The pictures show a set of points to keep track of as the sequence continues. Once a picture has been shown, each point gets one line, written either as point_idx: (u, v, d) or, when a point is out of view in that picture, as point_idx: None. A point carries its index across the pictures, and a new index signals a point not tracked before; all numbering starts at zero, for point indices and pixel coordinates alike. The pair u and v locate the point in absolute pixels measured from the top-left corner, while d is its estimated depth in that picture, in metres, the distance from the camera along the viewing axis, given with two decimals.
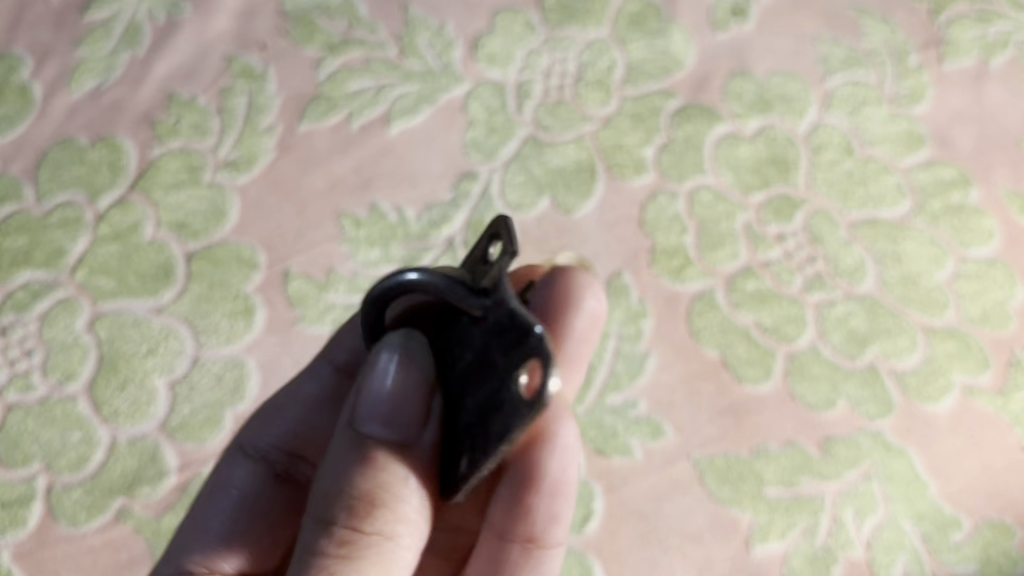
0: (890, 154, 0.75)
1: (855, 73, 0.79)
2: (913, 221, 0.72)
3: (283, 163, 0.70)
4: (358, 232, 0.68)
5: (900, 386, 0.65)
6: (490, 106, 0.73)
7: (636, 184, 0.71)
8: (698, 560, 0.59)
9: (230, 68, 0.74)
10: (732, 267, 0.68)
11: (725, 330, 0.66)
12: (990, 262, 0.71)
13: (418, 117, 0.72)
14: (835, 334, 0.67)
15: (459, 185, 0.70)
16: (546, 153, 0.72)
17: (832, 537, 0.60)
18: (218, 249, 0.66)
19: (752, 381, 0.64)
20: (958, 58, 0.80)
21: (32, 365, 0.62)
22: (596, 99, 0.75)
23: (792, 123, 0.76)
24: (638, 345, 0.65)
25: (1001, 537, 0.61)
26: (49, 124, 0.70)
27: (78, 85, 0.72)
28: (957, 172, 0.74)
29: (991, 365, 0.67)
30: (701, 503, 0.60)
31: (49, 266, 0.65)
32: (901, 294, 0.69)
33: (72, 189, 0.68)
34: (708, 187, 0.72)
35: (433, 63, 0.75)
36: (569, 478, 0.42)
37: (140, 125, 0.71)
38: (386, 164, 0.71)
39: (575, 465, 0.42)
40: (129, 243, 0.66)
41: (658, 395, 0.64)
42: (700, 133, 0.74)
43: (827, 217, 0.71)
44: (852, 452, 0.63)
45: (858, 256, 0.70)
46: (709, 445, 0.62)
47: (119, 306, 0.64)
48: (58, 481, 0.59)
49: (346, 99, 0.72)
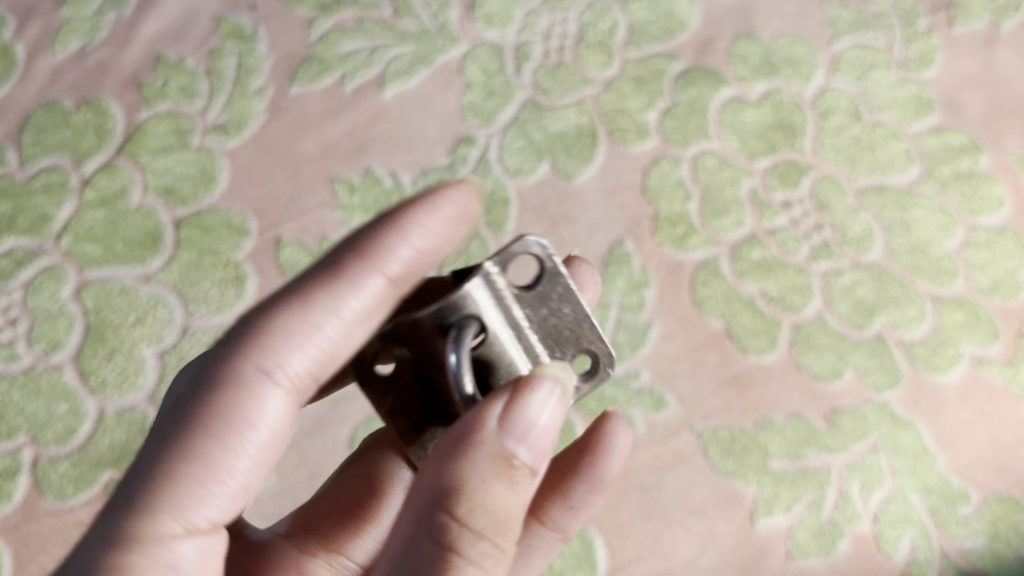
0: (899, 120, 0.73)
1: (863, 36, 0.76)
2: (922, 188, 0.70)
3: (274, 127, 0.68)
4: (352, 199, 0.66)
5: (908, 356, 0.64)
6: (488, 67, 0.71)
7: (639, 149, 0.69)
8: (701, 533, 0.58)
9: (219, 28, 0.71)
10: (737, 235, 0.67)
11: (729, 299, 0.64)
12: (1000, 230, 0.69)
13: (414, 79, 0.70)
14: (842, 304, 0.65)
15: (456, 150, 0.68)
16: (546, 118, 0.70)
17: (837, 511, 0.59)
18: (207, 216, 0.64)
19: (758, 352, 0.63)
20: (969, 20, 0.77)
21: (17, 335, 0.60)
22: (597, 62, 0.73)
23: (798, 87, 0.73)
24: (641, 316, 0.63)
25: (1010, 511, 0.60)
26: (33, 87, 0.68)
27: (63, 46, 0.69)
28: (967, 138, 0.72)
29: (1001, 335, 0.65)
30: (705, 476, 0.59)
31: (33, 233, 0.63)
32: (910, 263, 0.67)
33: (58, 152, 0.66)
34: (713, 152, 0.70)
35: (430, 23, 0.72)
36: (600, 490, 0.49)
37: (127, 88, 0.68)
38: (382, 128, 0.68)
39: (607, 486, 0.49)
40: (115, 209, 0.64)
41: (661, 366, 0.62)
42: (704, 97, 0.72)
43: (835, 183, 0.70)
44: (859, 425, 0.61)
45: (866, 223, 0.68)
46: (713, 417, 0.61)
47: (106, 274, 0.62)
48: (44, 454, 0.57)
49: (339, 61, 0.70)
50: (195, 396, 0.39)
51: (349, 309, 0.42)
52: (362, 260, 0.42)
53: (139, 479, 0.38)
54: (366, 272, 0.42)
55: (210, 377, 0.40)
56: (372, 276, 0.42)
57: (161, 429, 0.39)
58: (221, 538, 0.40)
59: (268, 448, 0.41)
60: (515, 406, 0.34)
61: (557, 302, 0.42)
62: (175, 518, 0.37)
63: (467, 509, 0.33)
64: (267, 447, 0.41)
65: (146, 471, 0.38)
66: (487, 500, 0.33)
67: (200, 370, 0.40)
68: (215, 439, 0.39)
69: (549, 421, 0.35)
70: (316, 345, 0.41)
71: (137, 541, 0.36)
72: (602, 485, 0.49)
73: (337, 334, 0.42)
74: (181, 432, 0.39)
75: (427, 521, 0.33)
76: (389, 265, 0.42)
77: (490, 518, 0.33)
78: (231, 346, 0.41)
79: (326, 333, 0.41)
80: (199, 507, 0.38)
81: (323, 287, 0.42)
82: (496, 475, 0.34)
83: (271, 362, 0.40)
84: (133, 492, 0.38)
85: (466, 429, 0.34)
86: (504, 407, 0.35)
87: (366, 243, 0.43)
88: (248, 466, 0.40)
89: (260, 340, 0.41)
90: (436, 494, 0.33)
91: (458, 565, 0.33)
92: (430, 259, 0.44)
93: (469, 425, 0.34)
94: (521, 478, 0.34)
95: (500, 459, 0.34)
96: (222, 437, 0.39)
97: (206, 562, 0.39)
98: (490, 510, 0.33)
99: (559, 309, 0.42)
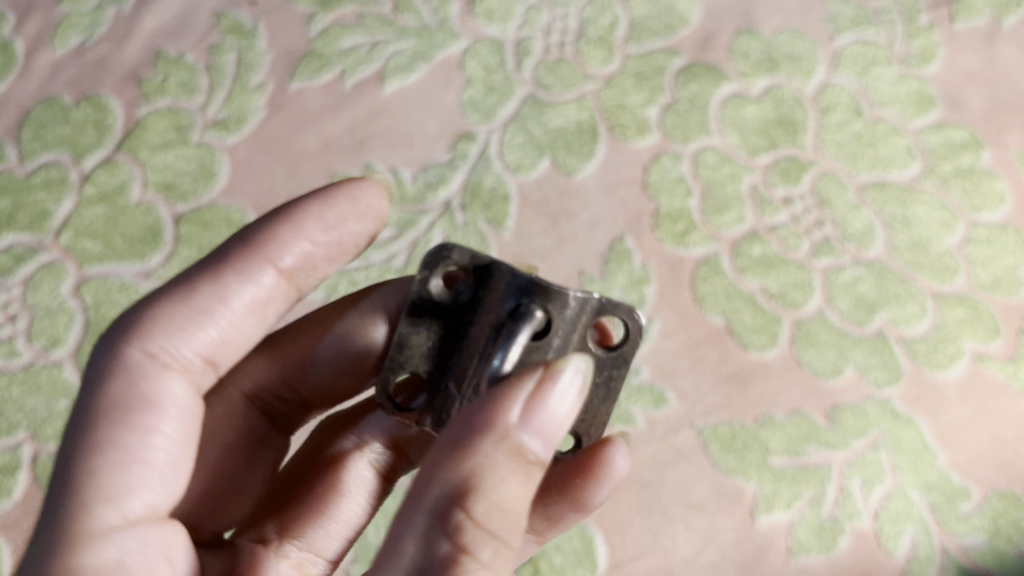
0: (900, 116, 0.72)
1: (864, 31, 0.76)
2: (923, 184, 0.70)
3: (273, 123, 0.68)
4: None
5: (909, 353, 0.64)
6: (488, 63, 0.71)
7: (639, 145, 0.69)
8: (702, 529, 0.58)
9: (219, 24, 0.71)
10: (738, 231, 0.67)
11: (730, 295, 0.64)
12: (1001, 226, 0.69)
13: (414, 75, 0.70)
14: (842, 300, 0.65)
15: (457, 146, 0.68)
16: (546, 113, 0.69)
17: (838, 508, 0.59)
18: (207, 212, 0.64)
19: (758, 348, 0.63)
20: (969, 17, 0.77)
21: (16, 331, 0.60)
22: (598, 57, 0.73)
23: (799, 82, 0.73)
24: (641, 312, 0.63)
25: (1010, 507, 0.60)
26: (32, 82, 0.68)
27: (62, 41, 0.69)
28: (968, 134, 0.72)
29: (1002, 332, 0.65)
30: (705, 472, 0.59)
31: (33, 229, 0.63)
32: (911, 259, 0.67)
33: (57, 148, 0.66)
34: (714, 148, 0.69)
35: (430, 19, 0.72)
36: (582, 509, 0.48)
37: (127, 83, 0.68)
38: (382, 124, 0.68)
39: (593, 504, 0.48)
40: (115, 205, 0.64)
41: (661, 362, 0.62)
42: (705, 93, 0.72)
43: (836, 179, 0.69)
44: (860, 422, 0.61)
45: (867, 220, 0.68)
46: (713, 414, 0.61)
47: (105, 270, 0.62)
48: (44, 450, 0.57)
49: (339, 56, 0.70)
50: (92, 392, 0.39)
51: (237, 299, 0.43)
52: (245, 250, 0.44)
53: (64, 480, 0.37)
54: (255, 263, 0.44)
55: (96, 372, 0.39)
56: (263, 267, 0.44)
57: (68, 428, 0.38)
58: (170, 529, 0.39)
59: (185, 428, 0.40)
60: (537, 400, 0.34)
61: (603, 379, 0.42)
62: (111, 508, 0.36)
63: (483, 510, 0.33)
64: (186, 429, 0.40)
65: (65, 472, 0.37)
66: (503, 498, 0.33)
67: (91, 370, 0.40)
68: (123, 424, 0.38)
69: (564, 417, 0.35)
70: (211, 327, 0.42)
71: (71, 540, 0.35)
72: (586, 504, 0.48)
73: (224, 322, 0.43)
74: (89, 425, 0.37)
75: (440, 518, 0.33)
76: (281, 256, 0.45)
77: (506, 517, 0.33)
78: (114, 338, 0.40)
79: (217, 321, 0.43)
80: (132, 496, 0.37)
81: (208, 275, 0.43)
82: (512, 473, 0.34)
83: (155, 345, 0.40)
84: (57, 495, 0.37)
85: (483, 422, 0.34)
86: (526, 399, 0.34)
87: (248, 237, 0.44)
88: (168, 447, 0.39)
89: (145, 328, 0.41)
90: (451, 490, 0.33)
91: (470, 566, 0.33)
92: (323, 254, 0.46)
93: (487, 417, 0.34)
94: (534, 474, 0.34)
95: (518, 455, 0.34)
96: (132, 422, 0.38)
97: (161, 552, 0.38)
98: (507, 510, 0.33)
99: (597, 382, 0.42)
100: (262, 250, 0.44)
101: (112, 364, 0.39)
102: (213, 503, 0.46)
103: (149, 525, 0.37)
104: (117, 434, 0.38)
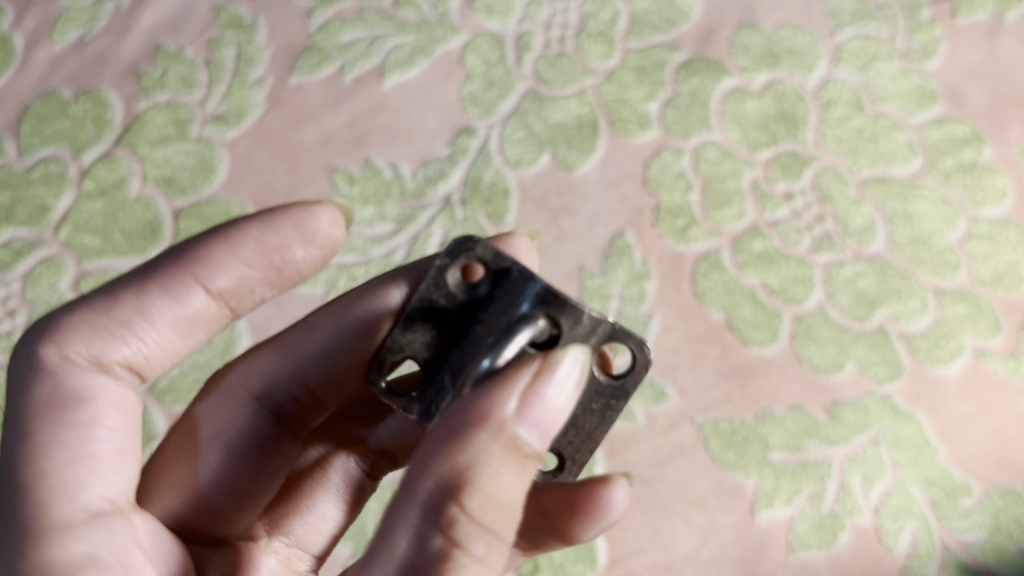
0: (902, 111, 0.72)
1: (865, 26, 0.76)
2: (924, 179, 0.70)
3: (273, 118, 0.67)
4: (352, 189, 0.66)
5: (910, 349, 0.64)
6: (488, 58, 0.71)
7: (640, 140, 0.69)
8: (702, 525, 0.58)
9: (218, 18, 0.71)
10: (739, 227, 0.66)
11: (731, 291, 0.64)
12: (1002, 222, 0.68)
13: (414, 70, 0.70)
14: (843, 296, 0.65)
15: (457, 141, 0.68)
16: (546, 108, 0.69)
17: (838, 504, 0.59)
18: (206, 207, 0.64)
19: (759, 344, 0.63)
20: (971, 12, 0.76)
21: (14, 326, 0.60)
22: (598, 52, 0.72)
23: (800, 77, 0.73)
24: (641, 307, 0.63)
25: (1011, 503, 0.60)
26: (31, 77, 0.68)
27: (61, 36, 0.69)
28: (970, 129, 0.71)
29: (1003, 328, 0.65)
30: (705, 468, 0.59)
31: (32, 224, 0.63)
32: (912, 255, 0.67)
33: (56, 143, 0.66)
34: (715, 143, 0.69)
35: (430, 13, 0.72)
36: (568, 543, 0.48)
37: (126, 78, 0.68)
38: (382, 119, 0.68)
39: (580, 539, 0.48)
40: (114, 199, 0.64)
41: (662, 358, 0.62)
42: (706, 88, 0.71)
43: (836, 175, 0.69)
44: (860, 417, 0.61)
45: (868, 215, 0.68)
46: (714, 409, 0.61)
47: (105, 265, 0.62)
48: None
49: (338, 51, 0.69)
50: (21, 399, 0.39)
51: (161, 315, 0.42)
52: (177, 267, 0.43)
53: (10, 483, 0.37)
54: (183, 281, 0.43)
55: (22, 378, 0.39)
56: (192, 285, 0.43)
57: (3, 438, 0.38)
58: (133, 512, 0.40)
59: (122, 421, 0.40)
60: (535, 392, 0.34)
61: (599, 407, 0.41)
62: (67, 503, 0.37)
63: (477, 505, 0.33)
64: (124, 423, 0.40)
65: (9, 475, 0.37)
66: (496, 492, 0.33)
67: (16, 376, 0.39)
68: (61, 426, 0.38)
69: (561, 411, 0.35)
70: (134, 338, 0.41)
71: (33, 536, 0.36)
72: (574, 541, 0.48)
73: (150, 330, 0.42)
74: (21, 429, 0.38)
75: (433, 512, 0.33)
76: (213, 277, 0.43)
77: (499, 511, 0.33)
78: (31, 342, 0.40)
79: (138, 337, 0.42)
80: (86, 490, 0.38)
81: (132, 288, 0.42)
82: (506, 466, 0.33)
83: (75, 349, 0.40)
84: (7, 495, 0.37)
85: (480, 414, 0.33)
86: (524, 391, 0.34)
87: (180, 252, 0.43)
88: (110, 438, 0.39)
89: (65, 333, 0.40)
90: (445, 482, 0.33)
91: (462, 561, 0.33)
92: (262, 277, 0.44)
93: (484, 408, 0.34)
94: (528, 466, 0.34)
95: (514, 447, 0.33)
96: (66, 424, 0.38)
97: (130, 538, 0.39)
98: (500, 505, 0.33)
99: (592, 411, 0.41)
100: (192, 265, 0.43)
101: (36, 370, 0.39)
102: (212, 507, 0.45)
103: (108, 515, 0.38)
104: (53, 434, 0.38)
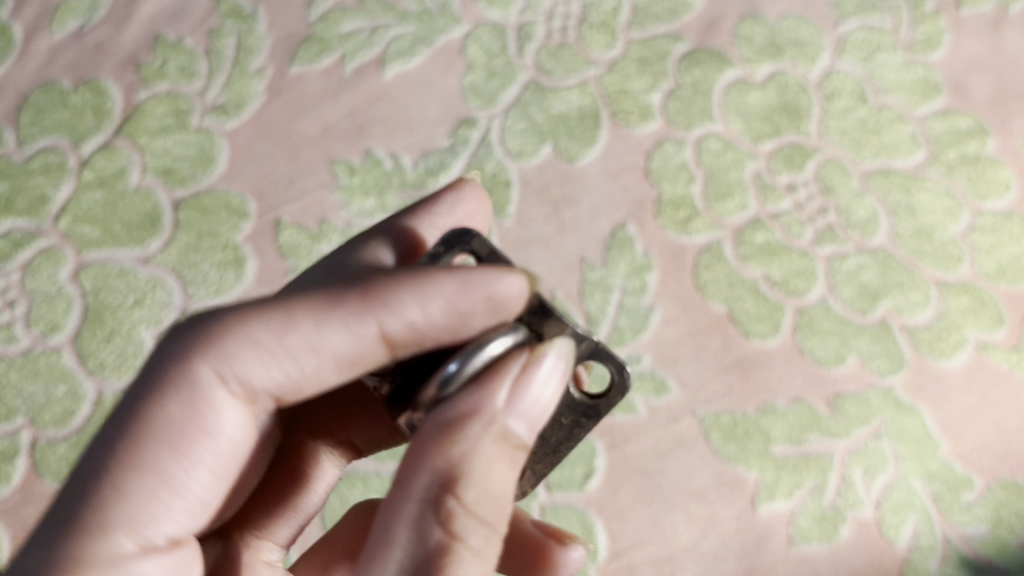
0: (905, 103, 0.72)
1: (869, 17, 0.75)
2: (928, 171, 0.69)
3: (273, 108, 0.67)
4: (352, 180, 0.65)
5: (912, 341, 0.63)
6: (490, 48, 0.70)
7: (642, 131, 0.68)
8: (702, 518, 0.58)
9: (219, 8, 0.70)
10: (741, 219, 0.66)
11: (733, 283, 0.64)
12: (1006, 214, 0.68)
13: (415, 60, 0.69)
14: (845, 288, 0.64)
15: (458, 132, 0.67)
16: (548, 99, 0.69)
17: (840, 496, 0.59)
18: (206, 197, 0.64)
19: (760, 337, 0.62)
20: (976, 3, 0.76)
21: (14, 317, 0.60)
22: (601, 42, 0.72)
23: (804, 69, 0.73)
24: (643, 299, 0.63)
25: (1013, 497, 0.60)
26: (30, 66, 0.67)
27: (61, 25, 0.68)
28: (973, 121, 0.71)
29: (1006, 321, 0.64)
30: (706, 461, 0.59)
31: (31, 214, 0.63)
32: (915, 247, 0.66)
33: (56, 133, 0.65)
34: (717, 134, 0.69)
35: (431, 3, 0.71)
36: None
37: (125, 68, 0.68)
38: (383, 109, 0.68)
39: None
40: (114, 190, 0.64)
41: (662, 350, 0.62)
42: (709, 79, 0.71)
43: (839, 166, 0.69)
44: (862, 410, 0.61)
45: (870, 207, 0.67)
46: (715, 402, 0.61)
47: (104, 256, 0.62)
48: (42, 436, 0.57)
49: (339, 41, 0.69)
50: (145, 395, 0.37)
51: (328, 345, 0.38)
52: (362, 297, 0.37)
53: (94, 478, 0.36)
54: (361, 314, 0.37)
55: (152, 376, 0.37)
56: (368, 322, 0.37)
57: (109, 428, 0.37)
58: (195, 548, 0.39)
59: (224, 466, 0.39)
60: (523, 383, 0.34)
61: (568, 422, 0.40)
62: (131, 532, 0.36)
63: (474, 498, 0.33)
64: (223, 465, 0.39)
65: (96, 468, 0.36)
66: (489, 484, 0.33)
67: (153, 366, 0.38)
68: (167, 446, 0.37)
69: (549, 402, 0.35)
70: (281, 371, 0.38)
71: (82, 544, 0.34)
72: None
73: (289, 361, 0.38)
74: (131, 431, 0.36)
75: (430, 505, 0.33)
76: (391, 320, 0.37)
77: (494, 502, 0.33)
78: (192, 337, 0.38)
79: (295, 366, 0.38)
80: (157, 523, 0.37)
81: (318, 308, 0.38)
82: (499, 457, 0.34)
83: (231, 370, 0.37)
84: (79, 492, 0.36)
85: (471, 406, 0.33)
86: (513, 381, 0.34)
87: (372, 285, 0.38)
88: (205, 480, 0.38)
89: (224, 343, 0.37)
90: (441, 475, 0.33)
91: (463, 553, 0.32)
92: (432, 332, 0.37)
93: (474, 400, 0.33)
94: (517, 455, 0.34)
95: (504, 437, 0.34)
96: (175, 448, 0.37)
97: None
98: (494, 496, 0.33)
99: (564, 423, 0.40)
100: (369, 301, 0.37)
101: (172, 372, 0.37)
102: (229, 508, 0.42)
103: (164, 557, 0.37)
104: (157, 454, 0.37)
